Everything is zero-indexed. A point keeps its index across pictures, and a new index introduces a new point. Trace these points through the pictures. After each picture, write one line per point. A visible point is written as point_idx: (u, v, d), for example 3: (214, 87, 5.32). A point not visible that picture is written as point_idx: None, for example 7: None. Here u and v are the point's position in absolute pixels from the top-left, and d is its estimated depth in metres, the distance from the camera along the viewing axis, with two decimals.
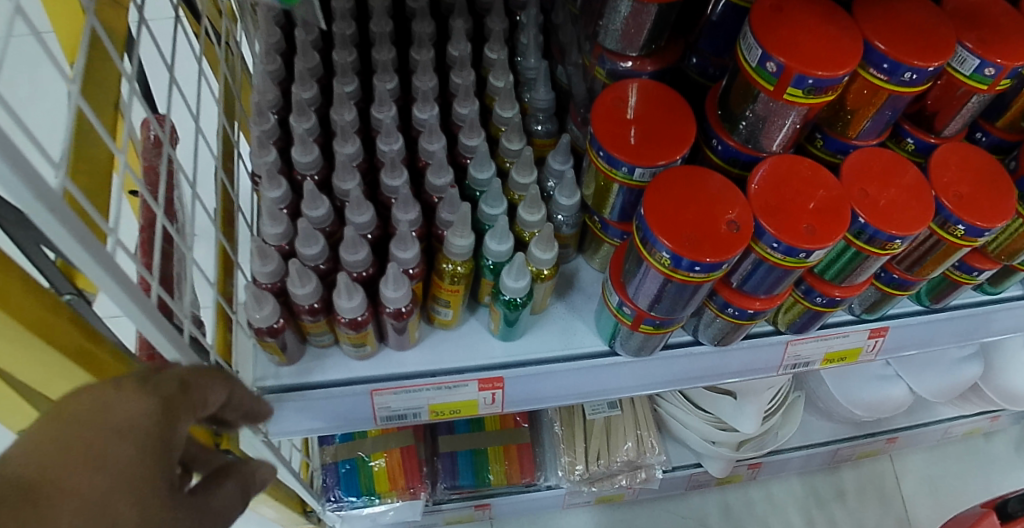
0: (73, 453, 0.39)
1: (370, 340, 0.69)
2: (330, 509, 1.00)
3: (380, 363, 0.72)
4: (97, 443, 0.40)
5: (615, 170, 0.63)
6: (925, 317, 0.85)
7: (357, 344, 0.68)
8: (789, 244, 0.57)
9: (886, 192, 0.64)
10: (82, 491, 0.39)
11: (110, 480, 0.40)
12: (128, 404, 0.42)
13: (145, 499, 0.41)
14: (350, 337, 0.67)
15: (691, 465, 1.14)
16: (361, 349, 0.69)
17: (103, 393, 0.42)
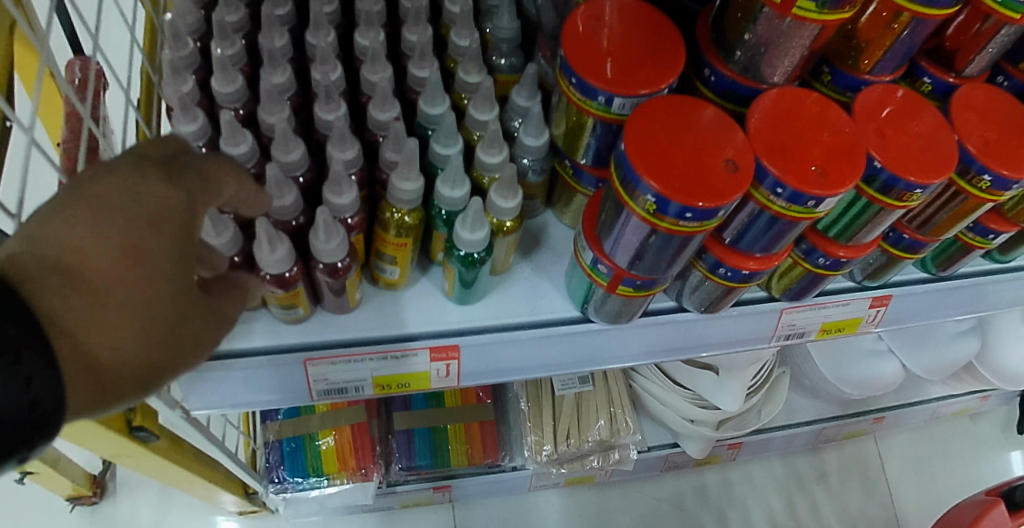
0: (112, 239, 0.35)
1: (303, 301, 0.59)
2: (273, 490, 0.90)
3: (316, 327, 0.61)
4: (134, 216, 0.36)
5: (590, 101, 0.53)
6: (929, 286, 0.77)
7: (288, 306, 0.58)
8: (795, 189, 0.49)
9: (902, 135, 0.56)
10: (127, 284, 0.36)
11: (153, 276, 0.37)
12: (160, 188, 0.38)
13: (176, 295, 0.38)
14: (278, 298, 0.57)
15: (667, 445, 1.06)
16: (291, 312, 0.59)
17: (131, 174, 0.37)
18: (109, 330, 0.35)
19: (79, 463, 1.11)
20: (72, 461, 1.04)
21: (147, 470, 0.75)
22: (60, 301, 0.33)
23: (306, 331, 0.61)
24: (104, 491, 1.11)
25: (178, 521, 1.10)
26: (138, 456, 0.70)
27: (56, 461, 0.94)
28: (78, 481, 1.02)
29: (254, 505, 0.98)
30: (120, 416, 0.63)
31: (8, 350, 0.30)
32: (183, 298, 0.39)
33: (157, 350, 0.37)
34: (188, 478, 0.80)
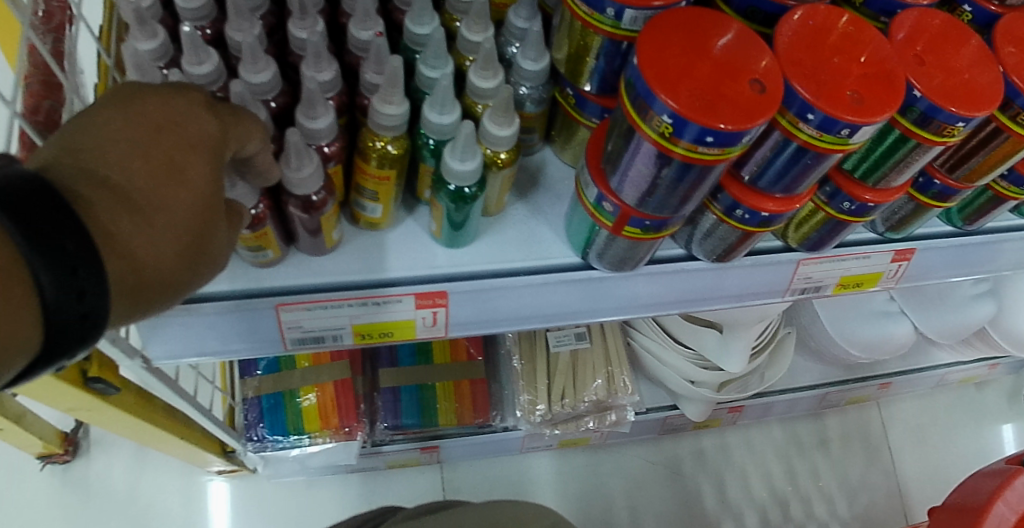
0: (154, 158, 0.38)
1: (276, 245, 0.53)
2: (252, 448, 0.86)
3: (293, 269, 0.56)
4: (171, 136, 0.39)
5: (599, 16, 0.47)
6: (956, 241, 0.72)
7: (258, 249, 0.53)
8: (827, 115, 0.44)
9: (945, 62, 0.50)
10: (165, 203, 0.38)
11: (189, 193, 0.39)
12: (192, 118, 0.40)
13: (209, 213, 0.41)
14: (246, 240, 0.51)
15: (665, 408, 1.02)
16: (261, 255, 0.53)
17: (166, 103, 0.39)
18: (150, 244, 0.38)
19: (51, 419, 1.05)
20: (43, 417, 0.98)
21: (113, 424, 0.70)
22: (109, 213, 0.36)
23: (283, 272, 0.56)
24: (78, 448, 1.06)
25: (154, 480, 1.05)
26: (101, 410, 0.65)
27: (22, 417, 0.89)
28: (50, 437, 0.98)
29: (234, 465, 0.94)
30: (76, 365, 0.58)
31: (70, 257, 0.32)
32: (212, 217, 0.41)
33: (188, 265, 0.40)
34: (159, 435, 0.75)
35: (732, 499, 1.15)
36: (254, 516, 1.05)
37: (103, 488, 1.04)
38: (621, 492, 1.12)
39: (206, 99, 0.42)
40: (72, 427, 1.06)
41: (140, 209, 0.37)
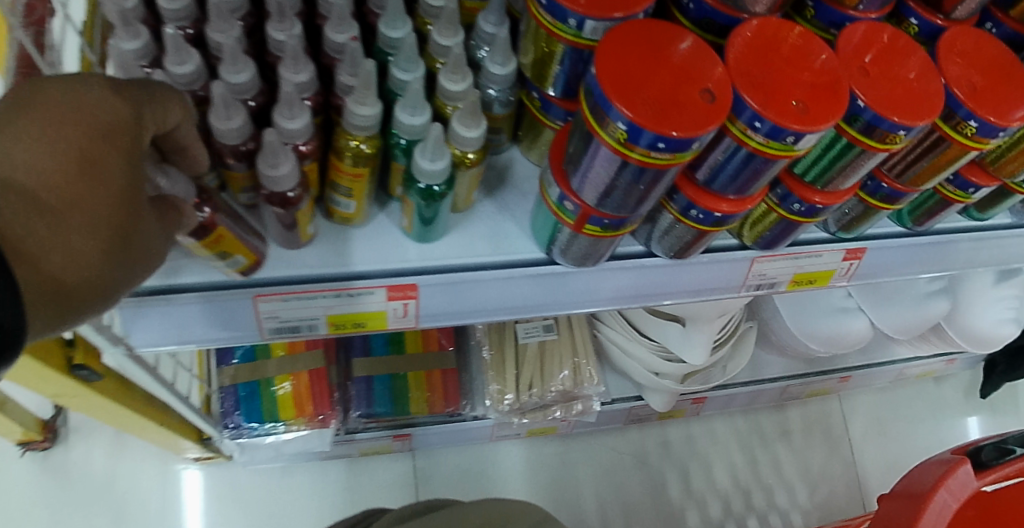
0: (60, 150, 0.40)
1: (240, 248, 0.53)
2: (228, 436, 0.88)
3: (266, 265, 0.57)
4: (70, 128, 0.40)
5: (561, 25, 0.50)
6: (906, 241, 0.76)
7: (223, 257, 0.53)
8: (775, 124, 0.47)
9: (889, 72, 0.53)
10: (80, 198, 0.40)
11: (104, 182, 0.41)
12: (99, 105, 0.42)
13: (132, 202, 0.42)
14: (211, 248, 0.52)
15: (631, 398, 1.05)
16: (230, 263, 0.54)
17: (66, 96, 0.41)
18: (74, 237, 0.40)
19: (29, 407, 1.06)
20: (21, 405, 0.99)
21: (94, 411, 0.72)
22: (25, 211, 0.38)
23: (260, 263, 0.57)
24: (56, 435, 1.07)
25: (131, 466, 1.07)
26: (82, 396, 0.67)
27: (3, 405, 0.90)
28: (31, 424, 0.99)
29: (211, 451, 0.96)
30: (60, 354, 0.60)
31: None
32: (137, 208, 0.43)
33: (118, 255, 0.42)
34: (138, 422, 0.77)
35: (696, 487, 1.19)
36: (230, 501, 1.07)
37: (80, 475, 1.06)
38: (589, 480, 1.16)
39: (115, 84, 0.43)
40: (50, 415, 1.07)
41: (54, 205, 0.39)
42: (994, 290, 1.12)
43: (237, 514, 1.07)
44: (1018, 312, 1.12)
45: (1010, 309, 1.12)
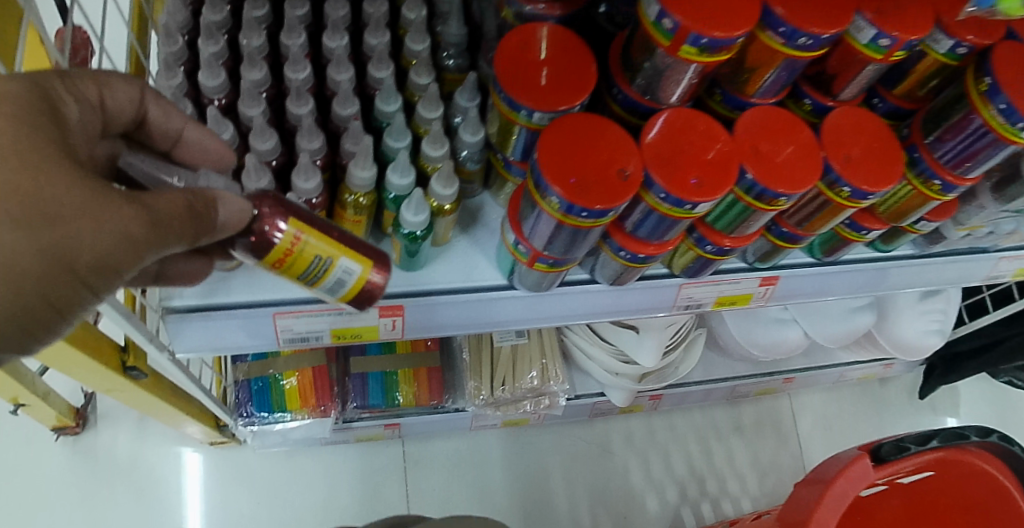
0: None
1: (327, 244, 0.55)
2: (242, 423, 1.02)
3: (386, 270, 0.58)
4: None
5: (516, 113, 0.64)
6: (816, 270, 0.91)
7: (319, 259, 0.55)
8: (677, 196, 0.61)
9: (777, 149, 0.68)
10: None
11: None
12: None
13: (34, 171, 0.44)
14: (306, 266, 0.55)
15: (594, 394, 1.21)
16: (333, 281, 0.57)
17: None
18: None
19: (63, 395, 1.21)
20: (59, 394, 1.14)
21: (135, 401, 0.87)
22: None
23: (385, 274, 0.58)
24: (87, 421, 1.22)
25: (153, 448, 1.22)
26: (128, 390, 0.81)
27: (46, 394, 1.04)
28: (66, 412, 1.13)
29: (225, 436, 1.11)
30: (116, 357, 0.75)
31: None
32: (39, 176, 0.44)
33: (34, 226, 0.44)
34: (169, 410, 0.92)
35: (655, 475, 1.34)
36: (241, 479, 1.22)
37: (108, 456, 1.20)
38: (558, 465, 1.31)
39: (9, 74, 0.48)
40: (81, 403, 1.22)
41: None
42: (919, 304, 1.26)
43: (247, 490, 1.22)
44: (941, 323, 1.27)
45: (935, 321, 1.26)
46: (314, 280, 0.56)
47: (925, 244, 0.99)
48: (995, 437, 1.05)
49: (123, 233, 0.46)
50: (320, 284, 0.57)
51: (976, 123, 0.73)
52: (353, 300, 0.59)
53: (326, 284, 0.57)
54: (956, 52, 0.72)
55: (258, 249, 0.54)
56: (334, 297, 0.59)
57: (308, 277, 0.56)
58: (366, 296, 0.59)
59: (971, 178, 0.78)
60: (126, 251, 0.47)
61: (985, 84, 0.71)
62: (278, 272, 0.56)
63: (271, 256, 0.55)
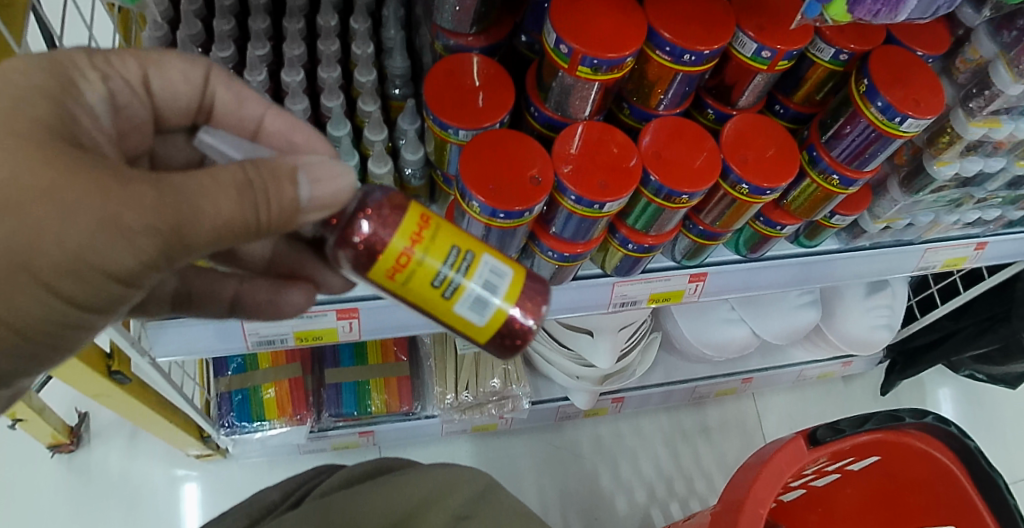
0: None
1: (459, 240, 0.57)
2: (224, 432, 1.11)
3: (533, 286, 0.59)
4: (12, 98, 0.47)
5: (446, 132, 0.74)
6: (742, 266, 1.00)
7: (454, 256, 0.56)
8: (586, 197, 0.72)
9: (680, 154, 0.77)
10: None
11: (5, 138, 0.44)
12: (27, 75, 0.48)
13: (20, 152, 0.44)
14: (447, 271, 0.56)
15: (559, 398, 1.29)
16: (479, 295, 0.57)
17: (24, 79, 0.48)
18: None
19: (59, 415, 1.28)
20: (54, 413, 1.21)
21: (124, 408, 0.95)
22: None
23: (542, 301, 0.59)
24: (80, 439, 1.29)
25: (144, 463, 1.29)
26: (114, 395, 0.89)
27: (43, 410, 1.12)
28: (60, 429, 1.20)
29: (210, 448, 1.18)
30: (101, 362, 0.83)
31: None
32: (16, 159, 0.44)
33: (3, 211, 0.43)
34: (154, 419, 1.00)
35: (624, 477, 1.41)
36: (227, 492, 1.29)
37: (100, 473, 1.27)
38: (529, 468, 1.39)
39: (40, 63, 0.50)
40: (75, 422, 1.29)
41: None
42: (866, 301, 1.33)
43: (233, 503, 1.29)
44: (890, 318, 1.33)
45: (881, 316, 1.33)
46: (452, 291, 0.56)
47: (849, 237, 1.08)
48: (930, 418, 1.10)
49: (105, 223, 0.45)
50: (461, 297, 0.57)
51: (862, 123, 0.81)
52: (498, 322, 0.58)
53: (465, 296, 0.57)
54: (839, 58, 0.82)
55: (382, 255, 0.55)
56: (479, 323, 0.58)
57: (445, 287, 0.56)
58: (514, 318, 0.58)
59: (867, 171, 0.86)
60: (110, 244, 0.46)
61: (865, 85, 0.80)
62: (404, 287, 0.56)
63: (396, 259, 0.55)
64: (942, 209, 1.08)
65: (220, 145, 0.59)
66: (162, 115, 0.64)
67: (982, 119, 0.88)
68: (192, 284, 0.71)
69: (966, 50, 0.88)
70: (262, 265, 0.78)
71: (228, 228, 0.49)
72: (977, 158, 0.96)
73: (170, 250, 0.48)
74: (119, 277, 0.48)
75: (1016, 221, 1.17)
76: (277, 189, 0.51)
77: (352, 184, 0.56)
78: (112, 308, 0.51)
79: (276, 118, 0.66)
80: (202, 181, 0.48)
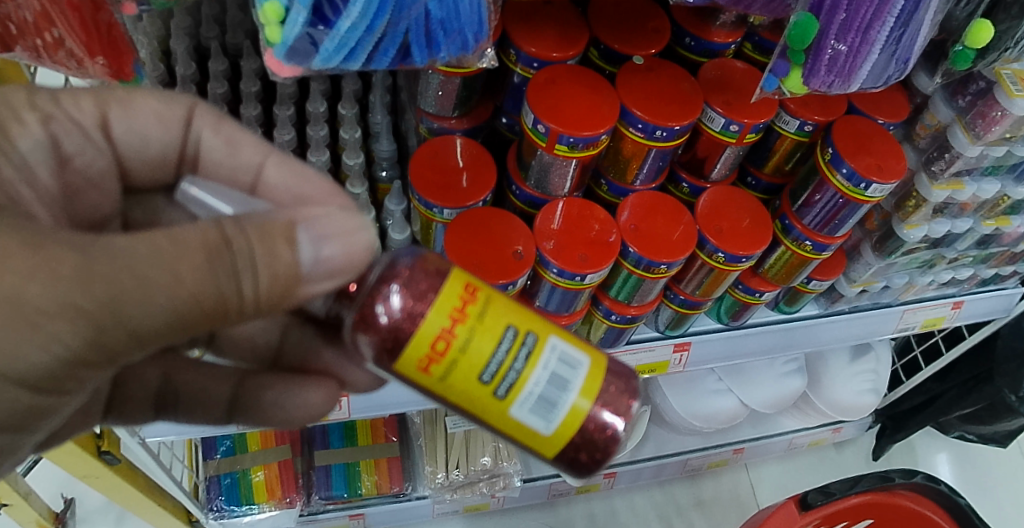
0: None
1: (514, 320, 0.53)
2: (212, 517, 1.09)
3: (611, 379, 0.56)
4: None
5: (431, 211, 0.77)
6: (725, 334, 1.03)
7: (509, 341, 0.52)
8: (567, 269, 0.75)
9: (660, 226, 0.80)
10: None
11: None
12: None
13: None
14: (510, 362, 0.52)
15: (550, 475, 1.28)
16: (553, 392, 0.53)
17: None
18: None
19: (45, 501, 1.25)
20: (41, 497, 1.18)
21: (109, 491, 0.94)
22: None
23: (624, 394, 0.56)
24: None
25: None
26: (103, 478, 0.89)
27: (29, 494, 1.09)
28: (46, 514, 1.17)
29: None
30: (93, 443, 0.84)
31: None
32: None
33: None
34: (144, 503, 0.99)
35: None
36: None
37: None
38: None
39: None
40: (61, 507, 1.26)
41: None
42: (852, 365, 1.35)
43: None
44: (875, 382, 1.35)
45: (867, 381, 1.34)
46: (509, 384, 0.53)
47: (828, 302, 1.10)
48: (920, 477, 1.10)
49: (5, 303, 0.41)
50: (518, 392, 0.53)
51: (828, 190, 0.85)
52: (574, 421, 0.54)
53: (524, 392, 0.53)
54: (804, 129, 0.86)
55: (420, 339, 0.52)
56: (539, 423, 0.54)
57: (499, 379, 0.53)
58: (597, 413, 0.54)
59: (840, 237, 0.89)
60: (11, 335, 0.42)
61: (830, 153, 0.84)
62: (447, 377, 0.53)
63: (435, 344, 0.52)
64: (916, 270, 1.11)
65: (203, 197, 0.56)
66: (129, 161, 0.64)
67: (945, 182, 0.93)
68: (177, 384, 0.73)
69: (925, 116, 0.92)
70: (268, 359, 0.77)
71: (190, 300, 0.45)
72: (944, 220, 1.00)
73: (97, 336, 0.45)
74: (30, 381, 0.45)
75: (988, 279, 1.20)
76: (268, 251, 0.46)
77: (370, 242, 0.52)
78: (64, 400, 0.49)
79: (276, 167, 0.64)
80: (160, 245, 0.44)
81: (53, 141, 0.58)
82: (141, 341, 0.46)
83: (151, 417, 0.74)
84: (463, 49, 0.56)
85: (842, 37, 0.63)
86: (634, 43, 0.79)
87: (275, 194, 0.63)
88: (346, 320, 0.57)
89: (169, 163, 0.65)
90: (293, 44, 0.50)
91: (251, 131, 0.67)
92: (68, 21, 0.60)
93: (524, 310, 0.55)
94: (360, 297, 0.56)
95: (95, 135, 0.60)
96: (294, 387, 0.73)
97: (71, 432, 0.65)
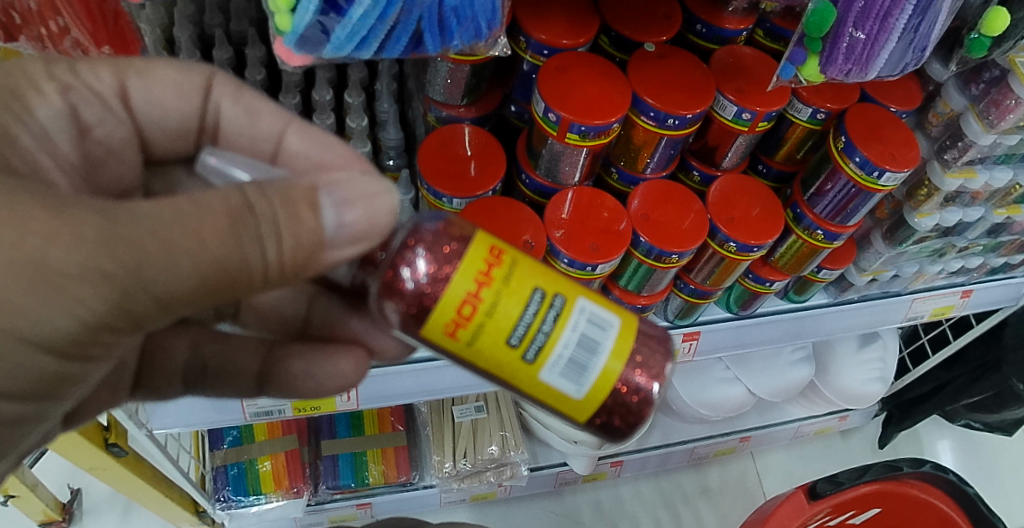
0: None
1: (542, 283, 0.53)
2: (219, 507, 1.11)
3: (643, 341, 0.55)
4: None
5: (440, 201, 0.76)
6: (735, 323, 1.02)
7: (537, 303, 0.52)
8: (578, 259, 0.74)
9: (671, 215, 0.79)
10: None
11: None
12: None
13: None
14: (539, 323, 0.52)
15: (557, 464, 1.28)
16: (584, 353, 0.53)
17: None
18: None
19: (51, 492, 1.26)
20: (47, 488, 1.18)
21: (117, 482, 0.94)
22: None
23: (658, 357, 0.55)
24: (71, 516, 1.26)
25: None
26: (111, 468, 0.89)
27: (36, 485, 1.09)
28: (53, 505, 1.17)
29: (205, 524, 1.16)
30: (100, 434, 0.83)
31: None
32: None
33: None
34: (150, 494, 0.99)
35: None
36: None
37: None
38: None
39: None
40: (68, 499, 1.26)
41: None
42: (858, 354, 1.34)
43: None
44: (882, 371, 1.34)
45: (875, 369, 1.34)
46: (538, 347, 0.52)
47: (837, 292, 1.10)
48: (928, 466, 1.10)
49: (28, 266, 0.41)
50: (548, 354, 0.52)
51: (841, 179, 0.84)
52: (606, 383, 0.53)
53: (554, 356, 0.52)
54: (816, 117, 0.85)
55: (446, 304, 0.51)
56: (570, 386, 0.53)
57: (528, 342, 0.52)
58: (628, 377, 0.54)
59: (852, 226, 0.88)
60: (34, 298, 0.41)
61: (843, 142, 0.82)
62: (475, 341, 0.52)
63: (461, 308, 0.51)
64: (926, 259, 1.10)
65: (227, 165, 0.55)
66: (149, 133, 0.63)
67: (957, 170, 0.92)
68: (206, 355, 0.73)
69: (937, 104, 0.91)
70: (295, 329, 0.75)
71: (215, 264, 0.44)
72: (956, 209, 1.00)
73: (122, 299, 0.44)
74: (53, 348, 0.44)
75: (997, 268, 1.20)
76: (291, 215, 0.46)
77: (393, 205, 0.51)
78: (85, 372, 0.49)
79: (298, 134, 0.64)
80: (183, 209, 0.43)
81: (72, 110, 0.57)
82: (166, 306, 0.46)
83: (179, 391, 0.74)
84: (475, 37, 0.55)
85: (860, 25, 0.62)
86: (644, 29, 0.78)
87: (299, 162, 0.63)
88: (372, 285, 0.57)
89: (189, 133, 0.64)
90: (303, 32, 0.50)
91: (271, 99, 0.66)
92: (73, 8, 0.59)
93: (552, 273, 0.54)
94: (384, 263, 0.55)
95: (114, 105, 0.59)
96: (323, 354, 0.71)
97: (97, 407, 0.65)
